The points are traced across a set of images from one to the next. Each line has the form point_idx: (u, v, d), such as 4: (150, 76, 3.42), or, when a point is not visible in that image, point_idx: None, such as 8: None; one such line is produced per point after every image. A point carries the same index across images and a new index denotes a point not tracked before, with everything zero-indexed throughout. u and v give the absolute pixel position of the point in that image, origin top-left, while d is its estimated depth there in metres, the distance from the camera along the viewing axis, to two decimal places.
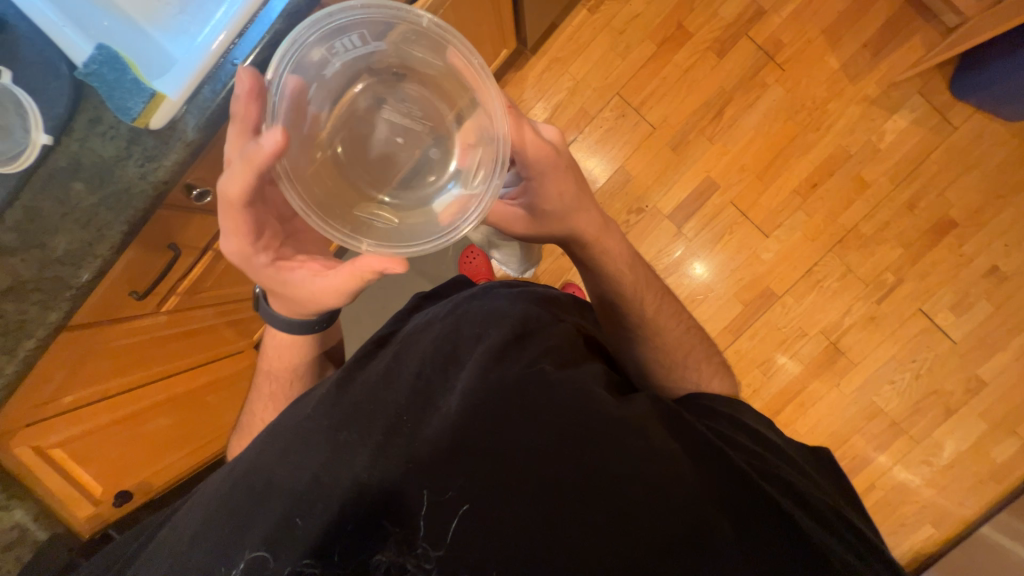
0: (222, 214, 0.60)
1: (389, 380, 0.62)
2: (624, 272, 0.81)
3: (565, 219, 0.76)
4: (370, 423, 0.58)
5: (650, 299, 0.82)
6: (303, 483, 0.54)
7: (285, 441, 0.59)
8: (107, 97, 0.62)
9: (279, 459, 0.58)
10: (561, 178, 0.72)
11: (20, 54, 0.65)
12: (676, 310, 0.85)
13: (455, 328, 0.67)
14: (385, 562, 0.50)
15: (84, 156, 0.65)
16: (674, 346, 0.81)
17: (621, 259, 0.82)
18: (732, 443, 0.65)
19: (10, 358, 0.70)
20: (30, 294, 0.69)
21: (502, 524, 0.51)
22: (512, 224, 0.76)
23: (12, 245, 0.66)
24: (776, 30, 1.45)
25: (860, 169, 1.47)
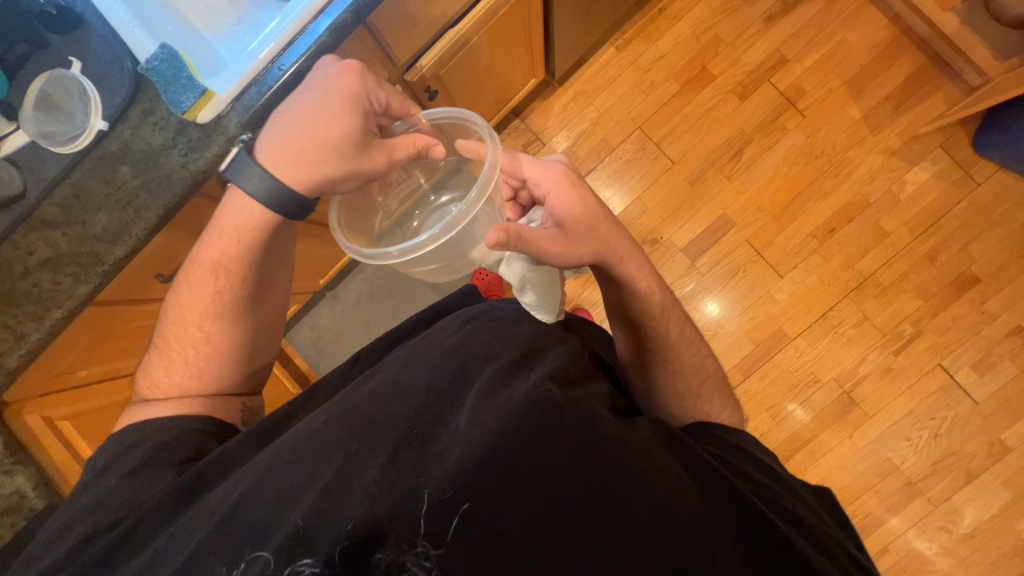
0: (318, 86, 0.60)
1: (398, 391, 0.63)
2: (651, 294, 0.78)
3: (591, 231, 0.70)
4: (380, 435, 0.58)
5: (673, 319, 0.80)
6: (313, 489, 0.54)
7: (293, 449, 0.59)
8: (163, 90, 0.67)
9: (289, 468, 0.57)
10: (575, 188, 0.71)
11: (91, 48, 0.71)
12: (694, 336, 0.83)
13: (465, 345, 0.69)
14: (385, 561, 0.50)
15: (134, 143, 0.71)
16: (689, 373, 0.79)
17: (643, 287, 0.77)
18: (739, 473, 0.63)
19: (38, 325, 0.74)
20: (66, 266, 0.73)
21: (506, 536, 0.51)
22: (552, 250, 0.66)
23: (58, 220, 0.72)
24: (798, 78, 1.49)
25: (879, 219, 1.47)
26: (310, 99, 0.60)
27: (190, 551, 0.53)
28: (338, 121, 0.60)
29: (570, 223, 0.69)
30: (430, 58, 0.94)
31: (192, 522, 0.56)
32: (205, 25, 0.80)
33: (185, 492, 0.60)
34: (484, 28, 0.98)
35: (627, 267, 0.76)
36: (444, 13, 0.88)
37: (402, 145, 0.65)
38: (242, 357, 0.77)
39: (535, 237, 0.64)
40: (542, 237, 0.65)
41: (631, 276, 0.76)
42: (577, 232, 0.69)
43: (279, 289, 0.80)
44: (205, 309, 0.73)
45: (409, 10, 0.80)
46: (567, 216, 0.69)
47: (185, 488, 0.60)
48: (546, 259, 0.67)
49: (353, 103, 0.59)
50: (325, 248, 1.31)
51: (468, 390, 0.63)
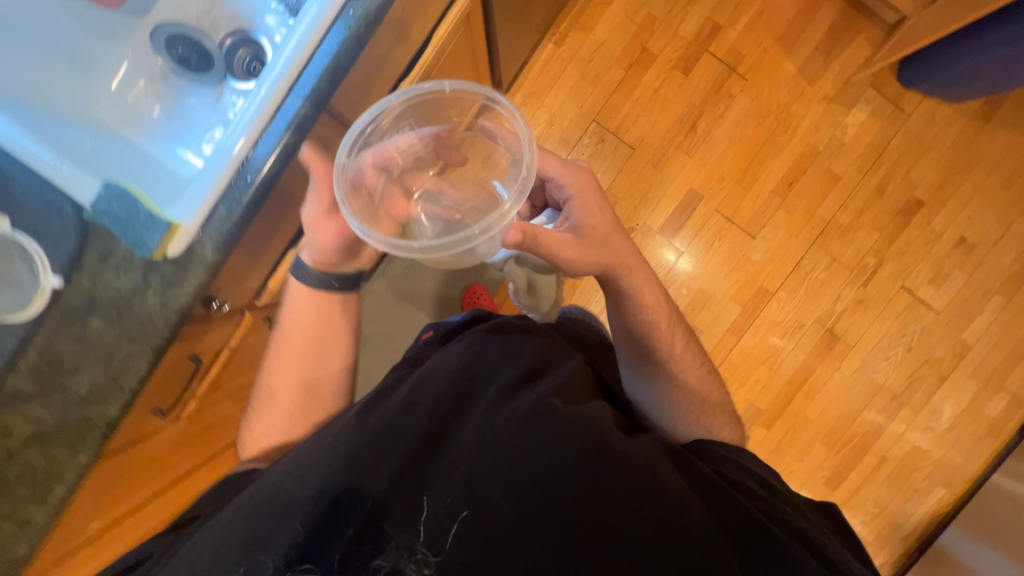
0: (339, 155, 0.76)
1: (416, 406, 0.66)
2: (658, 309, 0.82)
3: (605, 244, 0.74)
4: (389, 448, 0.62)
5: (679, 337, 0.84)
6: (326, 497, 0.59)
7: (307, 464, 0.62)
8: (122, 234, 0.60)
9: (302, 483, 0.61)
10: (596, 198, 0.75)
11: (19, 198, 0.63)
12: (699, 353, 0.87)
13: (472, 362, 0.71)
14: (385, 566, 0.55)
15: (99, 291, 0.64)
16: (693, 388, 0.83)
17: (651, 302, 0.81)
18: (740, 487, 0.66)
19: (41, 508, 0.66)
20: (57, 438, 0.66)
21: (501, 533, 0.56)
22: (567, 253, 0.69)
23: (31, 390, 0.65)
24: (734, 43, 1.51)
25: (830, 164, 1.55)
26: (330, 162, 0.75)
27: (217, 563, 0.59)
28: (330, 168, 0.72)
29: (587, 229, 0.73)
30: None
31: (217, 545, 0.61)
32: (165, 152, 0.76)
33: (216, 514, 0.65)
34: (434, 71, 0.93)
35: (635, 282, 0.79)
36: (393, 68, 0.83)
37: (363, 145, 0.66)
38: (320, 400, 0.83)
39: (552, 238, 0.66)
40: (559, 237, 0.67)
41: (641, 291, 0.80)
42: (594, 241, 0.72)
43: (336, 335, 0.86)
44: (284, 357, 0.83)
45: (363, 77, 0.74)
46: (587, 223, 0.73)
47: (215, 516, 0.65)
48: (555, 259, 0.69)
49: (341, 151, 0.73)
50: None
51: (481, 400, 0.66)
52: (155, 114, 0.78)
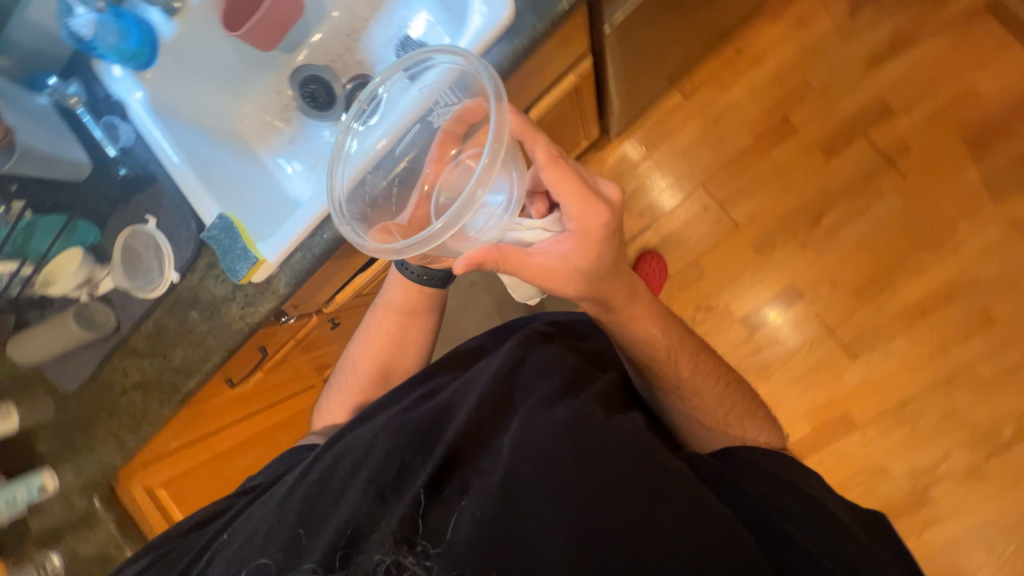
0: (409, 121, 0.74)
1: (446, 406, 0.62)
2: (655, 347, 0.67)
3: (594, 282, 0.63)
4: (423, 447, 0.57)
5: (684, 359, 0.67)
6: (356, 490, 0.55)
7: (352, 455, 0.59)
8: (221, 258, 0.72)
9: (349, 472, 0.57)
10: (603, 243, 0.61)
11: (163, 204, 0.77)
12: (714, 366, 0.70)
13: (515, 365, 0.64)
14: (384, 561, 0.47)
15: (201, 292, 0.78)
16: (711, 401, 0.67)
17: (641, 340, 0.67)
18: (802, 525, 0.52)
19: (136, 434, 0.86)
20: (154, 390, 0.84)
21: (530, 544, 0.46)
22: (557, 281, 0.63)
23: (145, 349, 0.83)
24: (901, 133, 1.27)
25: (987, 302, 1.26)
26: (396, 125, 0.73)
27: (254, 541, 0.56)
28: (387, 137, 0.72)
29: (574, 263, 0.61)
30: None
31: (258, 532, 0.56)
32: (284, 176, 0.89)
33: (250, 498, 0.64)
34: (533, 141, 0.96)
35: (623, 316, 0.67)
36: None
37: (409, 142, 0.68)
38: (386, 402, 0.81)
39: (537, 266, 0.61)
40: (548, 264, 0.61)
41: (627, 325, 0.67)
42: (577, 278, 0.62)
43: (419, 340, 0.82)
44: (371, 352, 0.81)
45: None
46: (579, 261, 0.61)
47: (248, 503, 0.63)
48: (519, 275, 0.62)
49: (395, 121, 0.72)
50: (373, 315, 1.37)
51: (518, 399, 0.60)
52: (284, 141, 0.90)
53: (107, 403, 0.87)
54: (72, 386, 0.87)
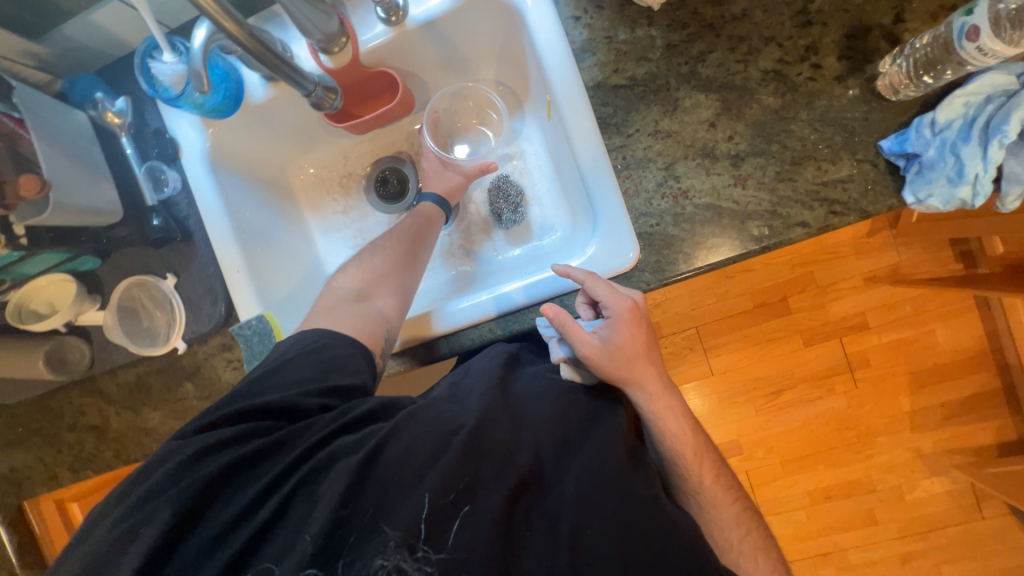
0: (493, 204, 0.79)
1: (526, 426, 0.51)
2: (682, 438, 0.58)
3: (627, 364, 0.55)
4: (501, 468, 0.48)
5: (707, 468, 0.59)
6: (407, 479, 0.46)
7: (411, 439, 0.48)
8: (245, 360, 0.66)
9: (400, 460, 0.47)
10: (639, 329, 0.56)
11: (191, 266, 0.69)
12: (734, 484, 0.61)
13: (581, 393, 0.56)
14: (385, 566, 0.42)
15: (204, 368, 0.71)
16: (727, 521, 0.58)
17: (676, 426, 0.58)
18: None
19: (74, 475, 0.78)
20: (109, 439, 0.76)
21: None
22: (600, 363, 0.55)
23: (114, 397, 0.74)
24: (867, 348, 1.44)
25: (875, 505, 1.47)
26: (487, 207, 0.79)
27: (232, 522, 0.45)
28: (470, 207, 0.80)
29: (612, 346, 0.55)
30: None
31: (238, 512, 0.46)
32: (327, 247, 0.83)
33: (251, 455, 0.48)
34: None
35: (648, 396, 0.57)
36: None
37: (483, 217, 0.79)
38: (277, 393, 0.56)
39: (581, 340, 0.55)
40: (592, 347, 0.55)
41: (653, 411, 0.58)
42: (611, 354, 0.55)
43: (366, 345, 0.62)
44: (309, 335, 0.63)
45: None
46: (617, 341, 0.55)
47: (234, 464, 0.48)
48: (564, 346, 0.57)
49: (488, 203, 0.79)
50: None
51: (584, 452, 0.50)
52: (338, 210, 0.84)
53: (47, 432, 0.78)
54: (11, 401, 0.77)
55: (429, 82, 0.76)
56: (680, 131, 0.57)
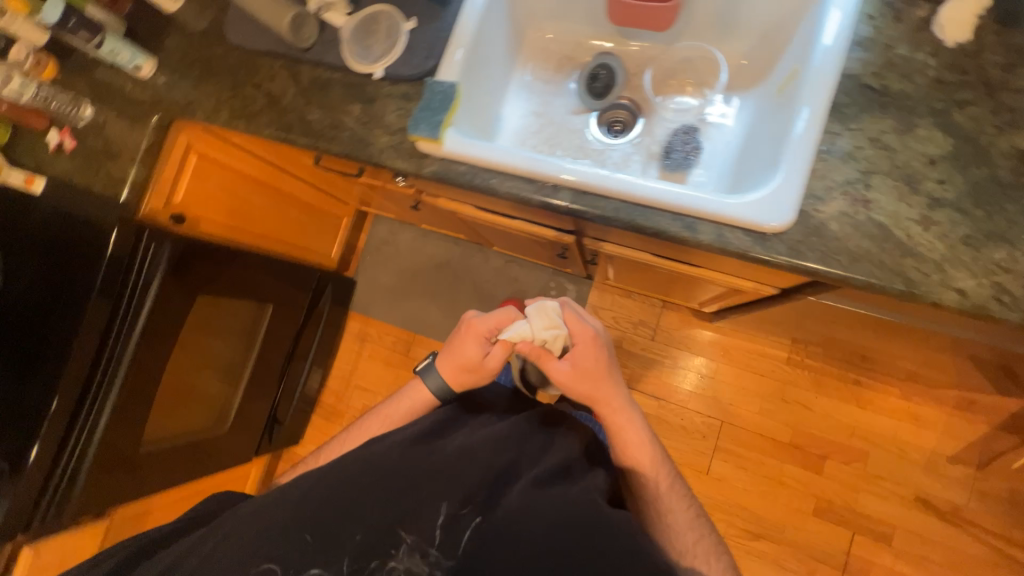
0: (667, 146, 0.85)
1: (459, 461, 0.66)
2: (643, 451, 0.78)
3: (598, 381, 0.78)
4: (433, 488, 0.64)
5: (663, 473, 0.78)
6: (375, 512, 0.63)
7: (364, 466, 0.66)
8: (419, 107, 0.75)
9: (358, 488, 0.64)
10: (596, 349, 0.79)
11: (430, 25, 0.80)
12: (687, 495, 0.79)
13: (515, 441, 0.69)
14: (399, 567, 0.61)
15: (377, 102, 0.82)
16: (683, 522, 0.74)
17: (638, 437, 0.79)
18: None
19: (230, 119, 0.91)
20: (273, 110, 0.88)
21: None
22: (574, 388, 0.79)
23: (302, 84, 0.87)
24: (873, 564, 1.29)
25: None
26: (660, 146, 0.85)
27: (258, 533, 0.62)
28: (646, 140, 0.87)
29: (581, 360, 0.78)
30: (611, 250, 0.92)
31: (224, 532, 0.64)
32: (514, 98, 0.94)
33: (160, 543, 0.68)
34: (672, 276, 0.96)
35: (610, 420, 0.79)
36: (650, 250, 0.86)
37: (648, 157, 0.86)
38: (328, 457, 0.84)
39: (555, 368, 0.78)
40: (565, 374, 0.78)
41: (619, 433, 0.79)
42: (587, 374, 0.78)
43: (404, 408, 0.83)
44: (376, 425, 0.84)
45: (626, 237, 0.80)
46: (589, 363, 0.78)
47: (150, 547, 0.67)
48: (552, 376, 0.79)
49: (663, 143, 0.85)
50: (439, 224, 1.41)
51: None
52: (543, 78, 0.94)
53: (237, 79, 0.92)
54: (234, 43, 0.93)
55: (692, 22, 0.83)
56: (898, 150, 0.59)
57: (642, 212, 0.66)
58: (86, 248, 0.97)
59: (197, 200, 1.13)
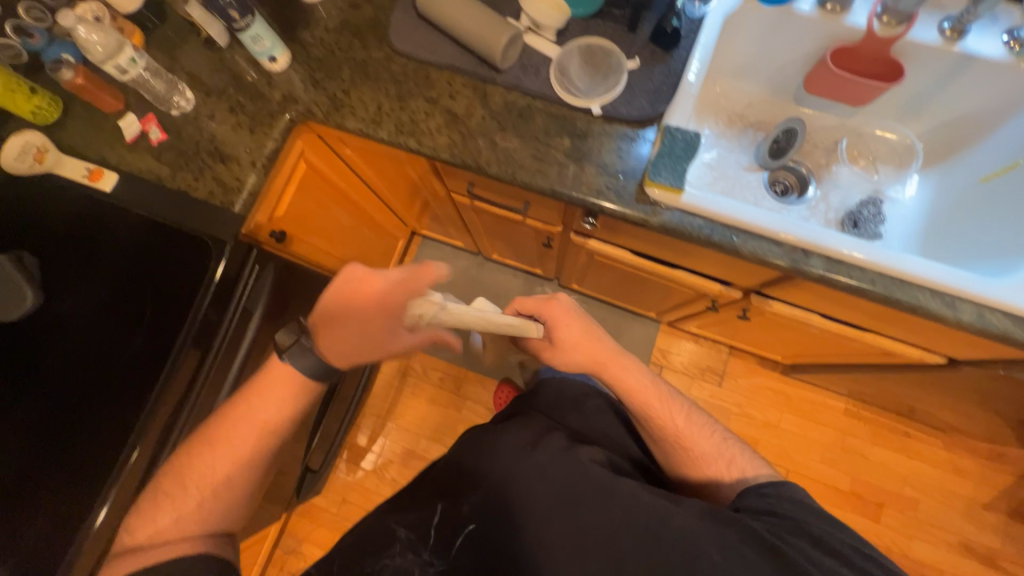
0: (847, 211, 0.88)
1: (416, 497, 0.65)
2: (642, 394, 0.72)
3: (575, 338, 0.74)
4: (390, 536, 0.61)
5: (657, 407, 0.72)
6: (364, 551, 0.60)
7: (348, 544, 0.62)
8: (659, 152, 0.69)
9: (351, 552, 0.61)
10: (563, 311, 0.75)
11: (654, 68, 0.76)
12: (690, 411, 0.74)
13: (461, 457, 0.67)
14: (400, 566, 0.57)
15: (592, 139, 0.75)
16: (695, 439, 0.71)
17: (610, 344, 0.74)
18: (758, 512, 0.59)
19: (396, 134, 0.79)
20: (457, 131, 0.78)
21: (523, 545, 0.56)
22: (581, 354, 0.74)
23: (494, 107, 0.78)
24: None
25: None
26: (838, 212, 0.88)
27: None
28: (824, 202, 0.90)
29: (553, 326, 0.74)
30: (782, 308, 0.92)
31: None
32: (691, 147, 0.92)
33: None
34: (822, 335, 0.98)
35: (608, 376, 0.73)
36: (826, 312, 0.88)
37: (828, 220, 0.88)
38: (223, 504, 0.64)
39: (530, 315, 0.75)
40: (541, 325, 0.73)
41: (623, 380, 0.73)
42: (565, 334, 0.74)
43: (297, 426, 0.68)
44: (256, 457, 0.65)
45: (826, 297, 0.80)
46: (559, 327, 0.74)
47: None
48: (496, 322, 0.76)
49: (841, 208, 0.88)
50: (531, 259, 1.33)
51: None
52: (716, 129, 0.94)
53: (405, 90, 0.81)
54: (400, 49, 0.82)
55: (880, 102, 0.87)
56: None
57: (900, 285, 0.67)
58: (176, 266, 0.76)
59: (296, 216, 0.97)
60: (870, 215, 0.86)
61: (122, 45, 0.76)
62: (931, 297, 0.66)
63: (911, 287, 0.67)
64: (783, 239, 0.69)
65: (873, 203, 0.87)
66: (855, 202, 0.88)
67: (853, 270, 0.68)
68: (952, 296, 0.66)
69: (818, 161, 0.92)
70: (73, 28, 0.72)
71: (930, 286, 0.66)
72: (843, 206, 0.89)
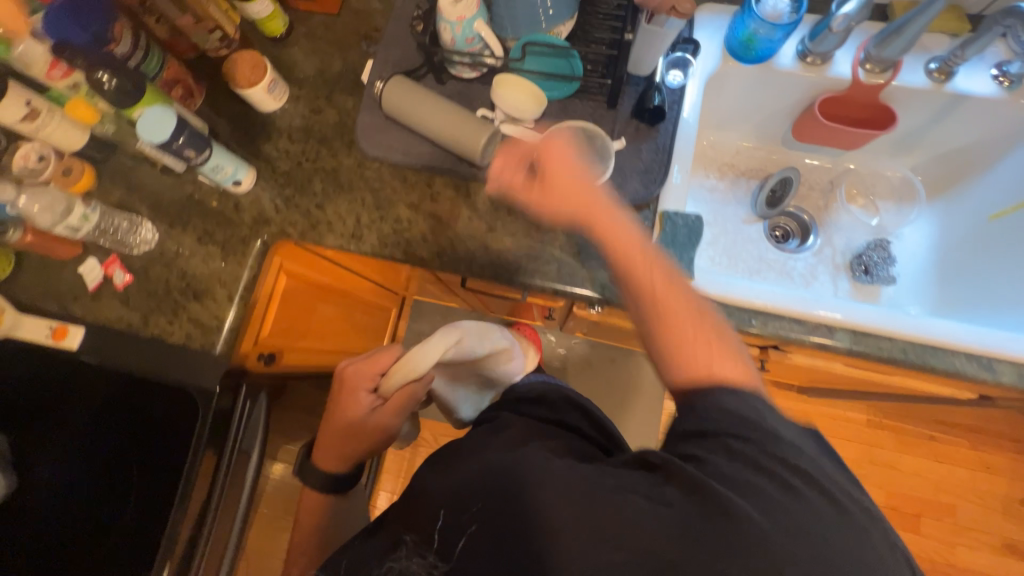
0: (854, 256, 0.85)
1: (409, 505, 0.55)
2: (673, 289, 0.52)
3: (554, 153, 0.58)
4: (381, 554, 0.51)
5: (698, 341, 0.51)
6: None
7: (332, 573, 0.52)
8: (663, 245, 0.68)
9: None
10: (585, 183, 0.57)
11: (642, 146, 0.72)
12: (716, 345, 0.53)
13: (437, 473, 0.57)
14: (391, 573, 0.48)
15: None
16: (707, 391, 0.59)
17: (609, 202, 0.56)
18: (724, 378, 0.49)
19: (380, 248, 0.74)
20: (443, 237, 0.74)
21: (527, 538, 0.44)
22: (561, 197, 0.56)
23: (479, 207, 0.74)
24: None
25: None
26: (846, 259, 0.85)
27: None
28: (830, 250, 0.86)
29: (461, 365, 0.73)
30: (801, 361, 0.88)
31: None
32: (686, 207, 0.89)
33: None
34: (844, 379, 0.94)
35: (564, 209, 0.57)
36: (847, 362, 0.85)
37: (837, 269, 0.85)
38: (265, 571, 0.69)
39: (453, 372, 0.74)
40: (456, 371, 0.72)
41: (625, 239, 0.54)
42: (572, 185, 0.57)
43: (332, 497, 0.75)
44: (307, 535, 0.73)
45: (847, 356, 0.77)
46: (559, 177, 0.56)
47: None
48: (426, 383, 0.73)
49: (847, 254, 0.85)
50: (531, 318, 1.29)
51: None
52: (708, 184, 0.91)
53: (383, 198, 0.76)
54: (371, 153, 0.77)
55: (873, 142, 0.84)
56: None
57: (933, 351, 0.63)
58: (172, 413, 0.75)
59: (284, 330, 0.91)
60: (880, 258, 0.83)
61: (70, 203, 0.73)
62: (965, 361, 0.63)
63: (945, 352, 0.63)
64: (803, 316, 0.65)
65: (880, 245, 0.84)
66: (861, 246, 0.85)
67: (880, 340, 0.64)
68: (987, 356, 0.63)
69: (818, 205, 0.89)
70: (17, 200, 0.69)
71: (964, 349, 0.63)
72: (849, 251, 0.85)
